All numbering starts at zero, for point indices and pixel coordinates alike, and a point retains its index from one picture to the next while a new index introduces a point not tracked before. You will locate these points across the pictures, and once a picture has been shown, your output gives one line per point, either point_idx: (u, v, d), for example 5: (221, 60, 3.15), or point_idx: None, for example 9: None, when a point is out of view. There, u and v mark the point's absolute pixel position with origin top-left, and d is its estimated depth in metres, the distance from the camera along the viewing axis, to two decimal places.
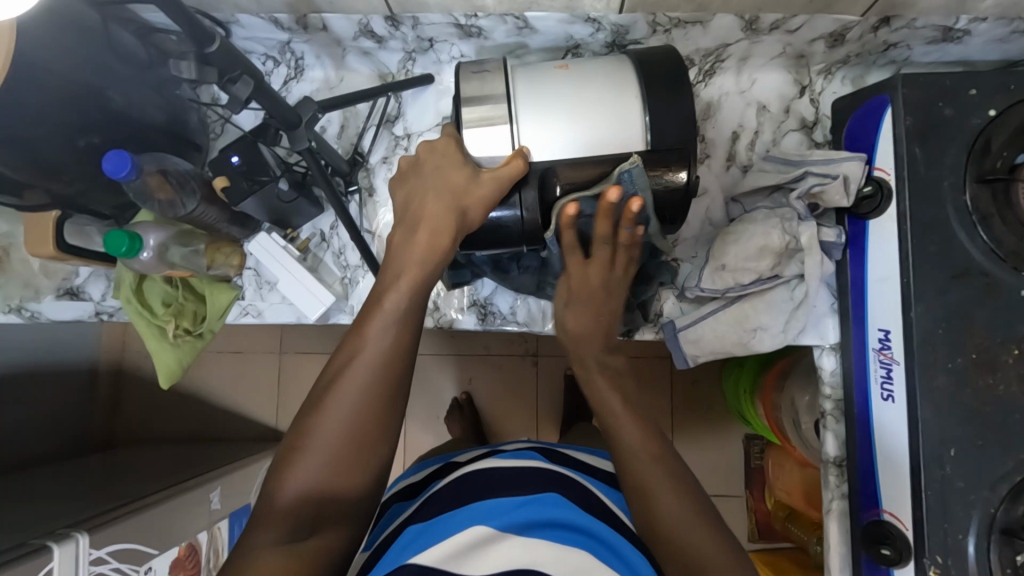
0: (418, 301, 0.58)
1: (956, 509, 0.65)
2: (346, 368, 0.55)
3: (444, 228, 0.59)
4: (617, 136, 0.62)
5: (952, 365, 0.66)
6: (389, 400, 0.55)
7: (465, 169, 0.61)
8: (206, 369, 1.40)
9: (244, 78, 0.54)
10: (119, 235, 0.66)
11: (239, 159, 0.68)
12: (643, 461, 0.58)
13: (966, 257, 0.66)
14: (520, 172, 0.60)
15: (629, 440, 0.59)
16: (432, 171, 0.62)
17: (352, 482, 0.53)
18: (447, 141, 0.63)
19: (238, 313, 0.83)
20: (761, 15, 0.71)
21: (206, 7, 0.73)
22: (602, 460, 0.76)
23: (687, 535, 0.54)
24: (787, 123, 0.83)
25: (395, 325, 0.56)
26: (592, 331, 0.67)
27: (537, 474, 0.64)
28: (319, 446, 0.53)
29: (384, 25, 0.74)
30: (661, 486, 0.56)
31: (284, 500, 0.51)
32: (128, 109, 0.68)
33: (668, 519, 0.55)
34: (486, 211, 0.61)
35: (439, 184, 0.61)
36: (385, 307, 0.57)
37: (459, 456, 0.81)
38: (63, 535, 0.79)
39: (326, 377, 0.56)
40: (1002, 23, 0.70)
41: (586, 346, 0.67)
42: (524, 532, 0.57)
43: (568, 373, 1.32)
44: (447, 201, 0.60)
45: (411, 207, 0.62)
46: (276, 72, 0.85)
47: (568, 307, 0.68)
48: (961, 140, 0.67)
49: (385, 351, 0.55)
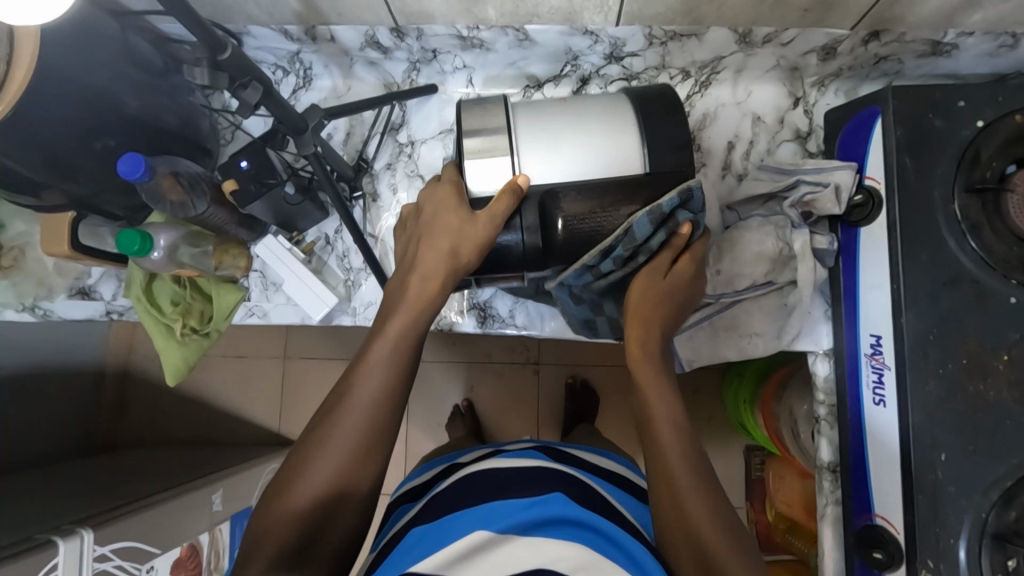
0: (403, 349, 0.61)
1: (948, 514, 0.65)
2: (345, 393, 0.59)
3: (437, 276, 0.63)
4: (615, 155, 0.65)
5: (942, 371, 0.67)
6: (376, 438, 0.58)
7: (460, 211, 0.64)
8: (211, 371, 1.42)
9: (254, 84, 0.55)
10: (132, 234, 0.68)
11: (248, 163, 0.69)
12: (671, 449, 0.60)
13: (955, 265, 0.67)
14: (510, 208, 0.62)
15: (663, 426, 0.61)
16: (431, 216, 0.65)
17: (342, 513, 0.56)
18: (446, 186, 0.66)
19: (243, 314, 0.85)
20: (755, 28, 0.73)
21: (219, 18, 0.76)
22: (603, 458, 0.78)
23: (705, 533, 0.55)
24: (781, 134, 0.85)
25: (385, 369, 0.60)
26: (651, 318, 0.66)
27: (536, 475, 0.66)
28: (321, 464, 0.56)
29: (390, 37, 0.77)
30: (687, 476, 0.58)
31: (274, 530, 0.54)
32: (143, 113, 0.71)
33: (690, 511, 0.56)
34: (484, 246, 0.63)
35: (437, 227, 0.64)
36: (374, 353, 0.61)
37: (463, 456, 0.82)
38: (68, 531, 0.81)
39: (317, 417, 0.59)
40: (990, 37, 0.71)
41: (648, 315, 0.66)
42: (528, 532, 0.59)
43: (569, 381, 1.34)
44: (443, 245, 0.63)
45: (413, 252, 0.66)
46: (286, 81, 0.88)
47: (683, 269, 0.68)
48: (950, 150, 0.69)
49: (376, 393, 0.59)
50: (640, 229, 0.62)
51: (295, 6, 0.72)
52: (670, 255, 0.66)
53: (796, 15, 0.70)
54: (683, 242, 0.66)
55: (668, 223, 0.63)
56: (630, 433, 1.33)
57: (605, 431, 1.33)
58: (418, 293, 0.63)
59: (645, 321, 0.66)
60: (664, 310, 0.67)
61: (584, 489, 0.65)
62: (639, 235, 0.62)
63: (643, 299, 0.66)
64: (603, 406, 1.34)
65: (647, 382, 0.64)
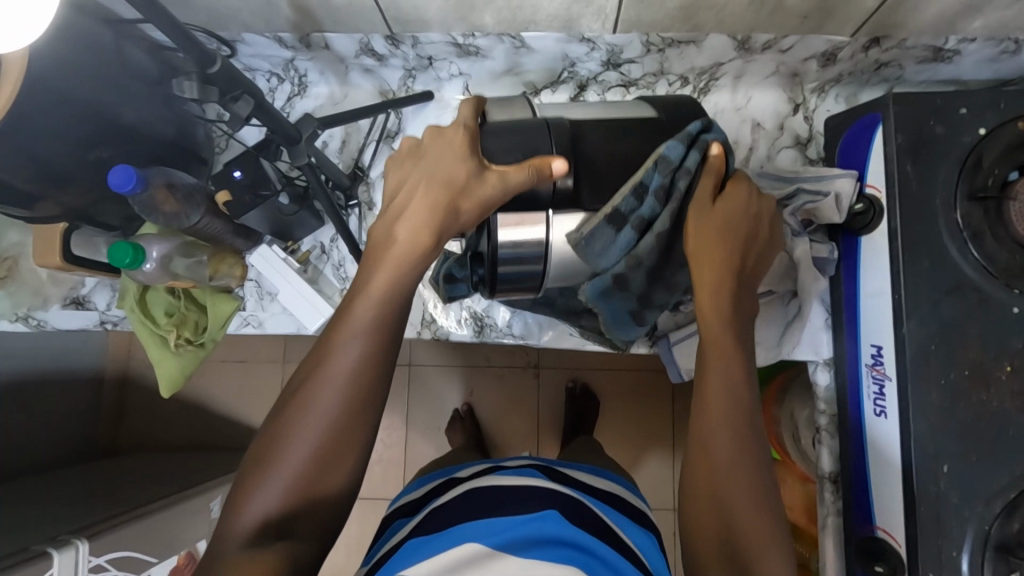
0: (387, 310, 0.56)
1: (951, 525, 0.65)
2: (314, 375, 0.54)
3: (429, 230, 0.56)
4: (628, 107, 0.65)
5: (945, 381, 0.66)
6: (362, 408, 0.54)
7: (470, 163, 0.56)
8: (210, 377, 1.42)
9: (245, 97, 0.54)
10: (123, 246, 0.67)
11: (241, 173, 0.69)
12: (722, 428, 0.53)
13: (957, 273, 0.67)
14: (528, 183, 0.55)
15: (708, 399, 0.54)
16: (435, 161, 0.57)
17: (329, 487, 0.53)
18: (459, 130, 0.57)
19: (239, 324, 0.84)
20: (753, 35, 0.72)
21: (213, 27, 0.75)
22: (601, 480, 0.78)
23: (745, 527, 0.49)
24: (781, 140, 0.84)
25: (366, 332, 0.55)
26: (718, 263, 0.57)
27: (531, 492, 0.65)
28: (303, 437, 0.52)
29: (385, 45, 0.76)
30: (731, 467, 0.51)
31: (252, 505, 0.50)
32: (138, 122, 0.71)
33: (733, 504, 0.50)
34: (483, 212, 0.56)
35: (439, 175, 0.56)
36: (354, 317, 0.55)
37: (461, 471, 0.82)
38: (63, 541, 0.80)
39: (295, 384, 0.55)
40: (992, 43, 0.70)
41: (710, 261, 0.57)
42: (523, 550, 0.57)
43: (569, 386, 1.33)
44: (440, 193, 0.56)
45: (402, 198, 0.58)
46: (281, 89, 0.87)
47: (729, 195, 0.59)
48: (953, 157, 0.68)
49: (358, 361, 0.54)
50: (672, 152, 0.57)
51: (289, 13, 0.71)
52: (713, 182, 0.58)
53: (796, 21, 0.69)
54: (722, 165, 0.59)
55: (697, 142, 0.58)
56: (631, 440, 1.32)
57: (605, 435, 1.32)
58: (394, 258, 0.56)
59: (715, 264, 0.57)
60: (728, 252, 0.57)
61: (579, 508, 0.65)
62: (674, 156, 0.56)
63: (704, 236, 0.57)
64: (605, 412, 1.33)
65: (713, 338, 0.56)
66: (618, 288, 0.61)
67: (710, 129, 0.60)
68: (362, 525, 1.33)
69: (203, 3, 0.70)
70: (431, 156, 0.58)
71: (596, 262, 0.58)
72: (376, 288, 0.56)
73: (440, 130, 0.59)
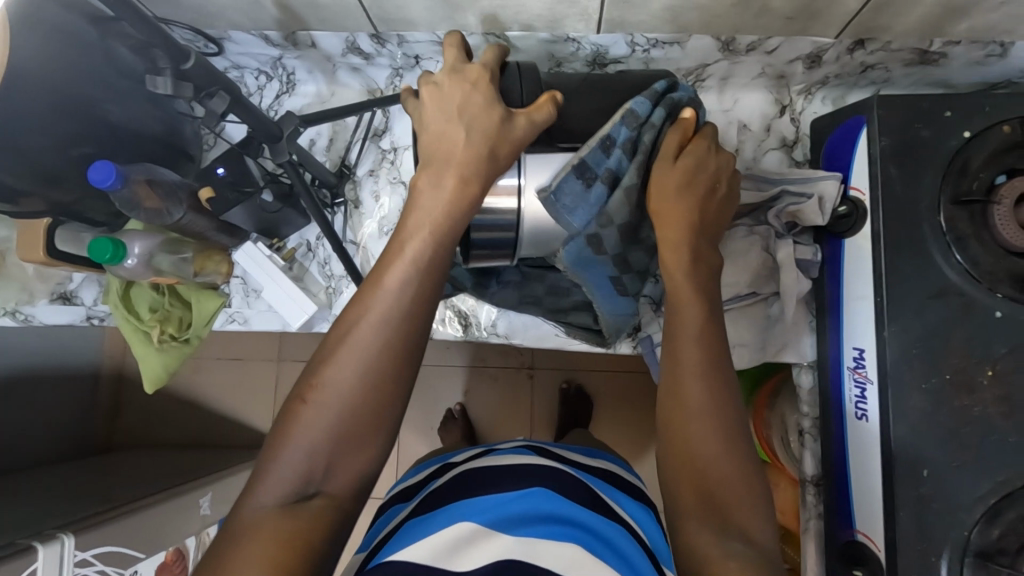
0: (443, 252, 0.52)
1: (933, 531, 0.64)
2: (354, 318, 0.50)
3: (478, 175, 0.52)
4: None
5: (927, 385, 0.65)
6: (405, 359, 0.50)
7: (495, 106, 0.53)
8: (203, 375, 1.42)
9: (221, 93, 0.54)
10: (104, 241, 0.68)
11: (225, 171, 0.70)
12: (701, 386, 0.53)
13: (942, 276, 0.66)
14: (552, 118, 0.55)
15: (688, 359, 0.54)
16: (461, 104, 0.53)
17: (363, 445, 0.49)
18: (478, 68, 0.54)
19: (225, 320, 0.84)
20: (738, 36, 0.72)
21: (199, 24, 0.75)
22: (598, 460, 0.78)
23: (728, 491, 0.50)
24: (768, 142, 0.83)
25: (415, 273, 0.51)
26: (681, 216, 0.56)
27: (533, 471, 0.65)
28: (330, 389, 0.49)
29: (371, 43, 0.76)
30: (714, 427, 0.52)
31: (282, 462, 0.47)
32: (125, 119, 0.72)
33: (718, 464, 0.51)
34: (517, 153, 0.55)
35: (469, 119, 0.53)
36: (408, 254, 0.51)
37: (457, 456, 0.80)
38: (49, 536, 0.81)
39: (336, 327, 0.51)
40: (978, 46, 0.70)
41: (676, 222, 0.56)
42: (518, 526, 0.57)
43: (563, 387, 1.33)
44: (479, 138, 0.52)
45: (435, 143, 0.53)
46: (269, 86, 0.87)
47: (691, 151, 0.58)
48: (938, 161, 0.67)
49: (400, 302, 0.50)
50: (639, 108, 0.58)
51: (274, 13, 0.71)
52: (679, 139, 0.58)
53: (780, 23, 0.69)
54: (691, 128, 0.59)
55: (664, 101, 0.60)
56: (627, 441, 1.32)
57: (602, 435, 1.32)
58: (438, 200, 0.51)
59: (679, 217, 0.56)
60: (694, 208, 0.57)
61: (580, 488, 0.64)
62: (642, 111, 0.58)
63: (669, 193, 0.57)
64: (600, 413, 1.33)
65: (679, 289, 0.56)
66: (594, 251, 0.60)
67: (676, 89, 0.63)
68: (356, 524, 1.33)
69: (189, 2, 0.71)
70: (458, 98, 0.53)
71: (567, 221, 0.57)
72: (405, 262, 0.51)
73: (455, 71, 0.55)
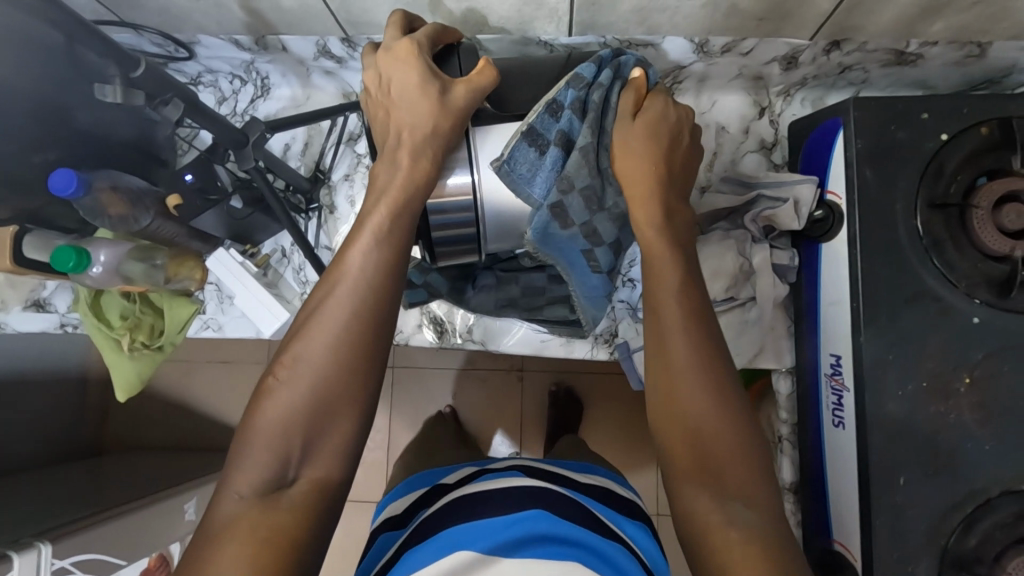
0: (399, 223, 0.51)
1: (910, 540, 0.63)
2: (325, 292, 0.50)
3: (428, 155, 0.53)
4: None
5: (903, 391, 0.64)
6: (373, 326, 0.49)
7: (431, 80, 0.53)
8: (190, 379, 1.42)
9: (174, 100, 0.55)
10: (66, 250, 0.67)
11: (192, 177, 0.70)
12: (688, 347, 0.51)
13: (919, 281, 0.65)
14: (493, 80, 0.54)
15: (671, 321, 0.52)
16: (399, 87, 0.53)
17: (341, 417, 0.48)
18: (405, 43, 0.53)
19: (198, 327, 0.84)
20: (710, 38, 0.71)
21: (168, 29, 0.74)
22: (588, 475, 0.75)
23: (723, 449, 0.48)
24: (747, 144, 0.83)
25: (377, 243, 0.51)
26: (647, 178, 0.56)
27: (521, 488, 0.64)
28: (305, 367, 0.48)
29: (342, 47, 0.75)
30: (700, 384, 0.50)
31: (262, 443, 0.46)
32: (92, 125, 0.71)
33: (709, 422, 0.49)
34: (464, 123, 0.54)
35: (409, 101, 0.53)
36: (370, 223, 0.51)
37: (447, 477, 0.77)
38: (24, 544, 0.78)
39: (305, 312, 0.51)
40: (955, 47, 0.69)
41: (646, 186, 0.56)
42: (513, 552, 0.57)
43: (553, 390, 1.32)
44: (421, 117, 0.52)
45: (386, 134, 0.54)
46: (243, 90, 0.87)
47: (648, 109, 0.58)
48: (914, 164, 0.66)
49: (370, 273, 0.50)
50: (586, 71, 0.57)
51: (241, 16, 0.70)
52: (631, 99, 0.58)
53: (752, 24, 0.68)
54: (644, 86, 0.59)
55: (610, 64, 0.59)
56: (617, 444, 1.31)
57: (592, 439, 1.31)
58: (399, 178, 0.52)
59: (645, 176, 0.56)
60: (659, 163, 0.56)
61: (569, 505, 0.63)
62: (587, 74, 0.57)
63: (630, 151, 0.56)
64: (590, 415, 1.32)
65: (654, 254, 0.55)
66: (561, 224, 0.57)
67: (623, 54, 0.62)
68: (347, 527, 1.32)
69: (155, 7, 0.70)
70: (394, 81, 0.53)
71: (527, 192, 0.56)
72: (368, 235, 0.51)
73: (388, 51, 0.55)
